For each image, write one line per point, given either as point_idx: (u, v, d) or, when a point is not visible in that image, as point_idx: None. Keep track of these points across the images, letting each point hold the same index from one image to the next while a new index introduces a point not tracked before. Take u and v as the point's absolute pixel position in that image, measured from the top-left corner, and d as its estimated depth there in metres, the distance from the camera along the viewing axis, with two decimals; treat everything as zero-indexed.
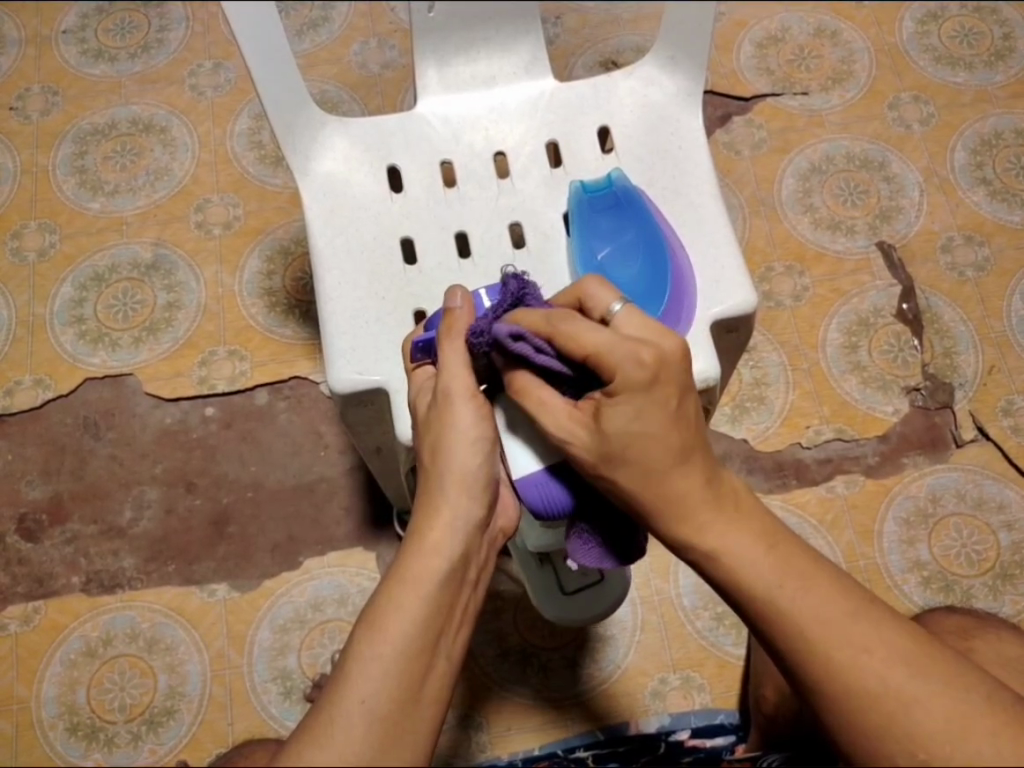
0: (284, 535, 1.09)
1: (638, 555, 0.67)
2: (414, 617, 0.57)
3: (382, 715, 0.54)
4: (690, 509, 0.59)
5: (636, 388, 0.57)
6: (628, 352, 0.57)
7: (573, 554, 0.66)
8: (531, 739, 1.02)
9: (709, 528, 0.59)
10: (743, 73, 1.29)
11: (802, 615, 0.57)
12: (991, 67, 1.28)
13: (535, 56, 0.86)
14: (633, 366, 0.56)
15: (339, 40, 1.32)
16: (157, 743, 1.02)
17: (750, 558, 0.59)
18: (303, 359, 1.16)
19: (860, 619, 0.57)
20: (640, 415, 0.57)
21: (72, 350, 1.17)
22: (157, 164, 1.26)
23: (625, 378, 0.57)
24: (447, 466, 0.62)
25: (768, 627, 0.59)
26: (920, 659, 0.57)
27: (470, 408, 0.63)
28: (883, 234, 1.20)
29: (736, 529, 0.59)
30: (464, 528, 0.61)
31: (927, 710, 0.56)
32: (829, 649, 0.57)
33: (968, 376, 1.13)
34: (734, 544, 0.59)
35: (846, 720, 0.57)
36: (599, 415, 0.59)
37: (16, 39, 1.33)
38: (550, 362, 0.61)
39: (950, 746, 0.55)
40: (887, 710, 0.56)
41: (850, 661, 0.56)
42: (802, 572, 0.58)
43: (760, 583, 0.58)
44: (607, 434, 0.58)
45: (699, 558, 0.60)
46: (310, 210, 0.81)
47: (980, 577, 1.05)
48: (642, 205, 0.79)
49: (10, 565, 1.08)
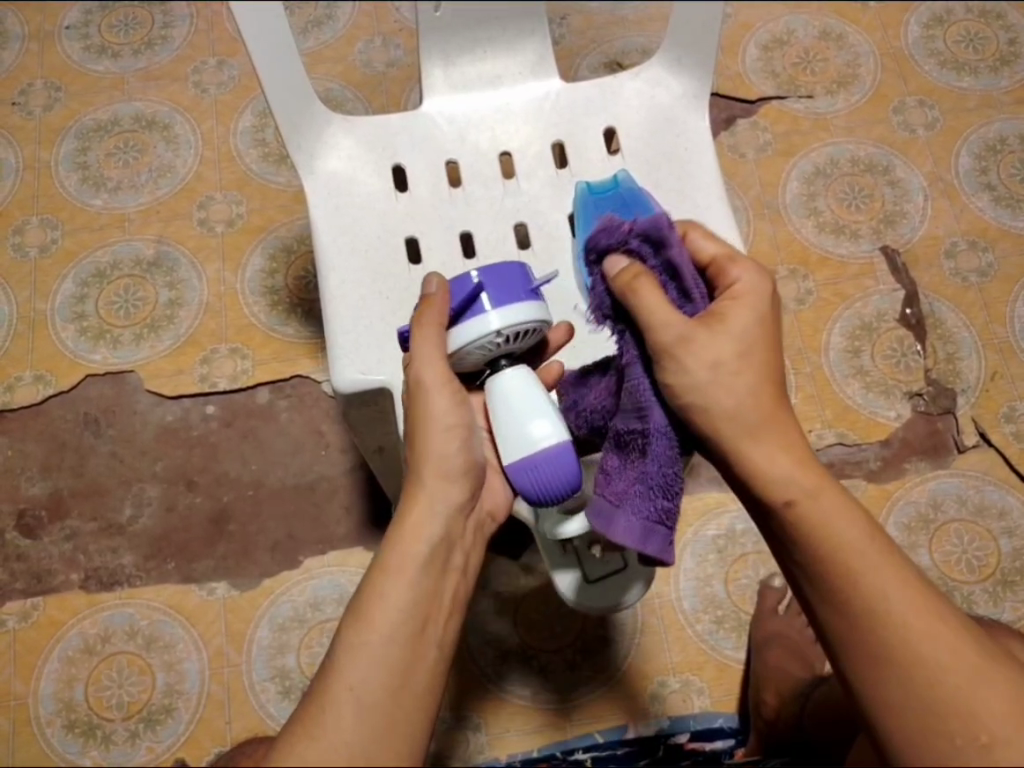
0: (283, 534, 1.09)
1: (674, 554, 0.64)
2: (398, 604, 0.57)
3: (372, 703, 0.54)
4: (787, 458, 0.60)
5: (760, 293, 0.61)
6: (755, 270, 0.62)
7: (613, 529, 0.63)
8: (529, 741, 1.02)
9: (808, 478, 0.60)
10: (748, 76, 1.28)
11: (885, 577, 0.58)
12: (997, 72, 1.28)
13: (541, 57, 0.86)
14: (758, 276, 0.62)
15: (343, 38, 1.31)
16: (155, 741, 1.02)
17: (842, 514, 0.59)
18: (306, 358, 1.15)
19: (929, 596, 0.59)
20: (762, 324, 0.61)
21: (73, 347, 1.17)
22: (161, 162, 1.25)
23: (754, 281, 0.61)
24: (423, 454, 0.62)
25: (847, 586, 0.58)
26: (979, 644, 0.59)
27: (443, 397, 0.62)
28: (887, 239, 1.19)
29: (829, 485, 0.60)
30: (443, 513, 0.61)
31: (988, 690, 0.57)
32: (909, 612, 0.57)
33: (971, 382, 1.13)
34: (828, 501, 0.59)
35: (906, 691, 0.57)
36: (720, 315, 0.60)
37: (20, 34, 1.33)
38: (687, 264, 0.62)
39: (1007, 723, 0.57)
40: (953, 682, 0.57)
41: (926, 630, 0.57)
42: (884, 540, 0.60)
43: (852, 538, 0.59)
44: (734, 330, 0.60)
45: (795, 509, 0.59)
46: (315, 208, 0.81)
47: (982, 584, 1.05)
48: (648, 204, 0.78)
49: (9, 561, 1.08)
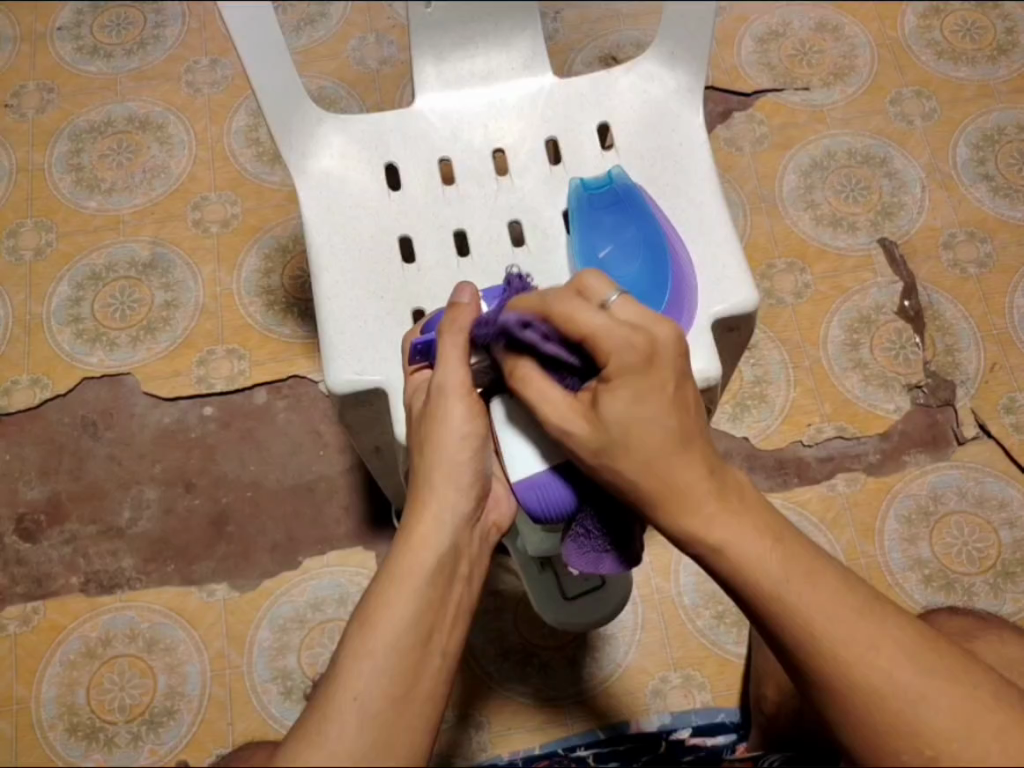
0: (283, 535, 1.09)
1: (629, 567, 0.67)
2: (404, 613, 0.57)
3: (375, 713, 0.53)
4: (693, 503, 0.57)
5: (633, 371, 0.57)
6: (624, 337, 0.57)
7: (566, 557, 0.66)
8: (531, 739, 1.02)
9: (713, 522, 0.57)
10: (744, 69, 1.28)
11: (808, 613, 0.56)
12: (994, 61, 1.27)
13: (534, 53, 0.85)
14: (628, 350, 0.57)
15: (336, 35, 1.31)
16: (158, 744, 1.02)
17: (758, 553, 0.57)
18: (303, 358, 1.15)
19: (864, 615, 0.56)
20: (640, 399, 0.57)
21: (69, 350, 1.17)
22: (154, 162, 1.25)
23: (621, 360, 0.57)
24: (435, 461, 0.62)
25: (769, 620, 0.57)
26: (924, 655, 0.56)
27: (462, 405, 0.63)
28: (885, 231, 1.19)
29: (742, 522, 0.57)
30: (451, 522, 0.61)
31: (933, 707, 0.55)
32: (838, 647, 0.56)
33: (970, 374, 1.12)
34: (740, 539, 0.57)
35: (847, 715, 0.57)
36: (597, 403, 0.59)
37: (11, 35, 1.32)
38: (558, 350, 0.62)
39: (955, 739, 0.55)
40: (893, 706, 0.55)
41: (857, 658, 0.55)
42: (808, 568, 0.57)
43: (767, 579, 0.56)
44: (607, 422, 0.58)
45: (705, 554, 0.58)
46: (307, 208, 0.81)
47: (982, 576, 1.05)
48: (643, 202, 0.79)
49: (9, 566, 1.08)
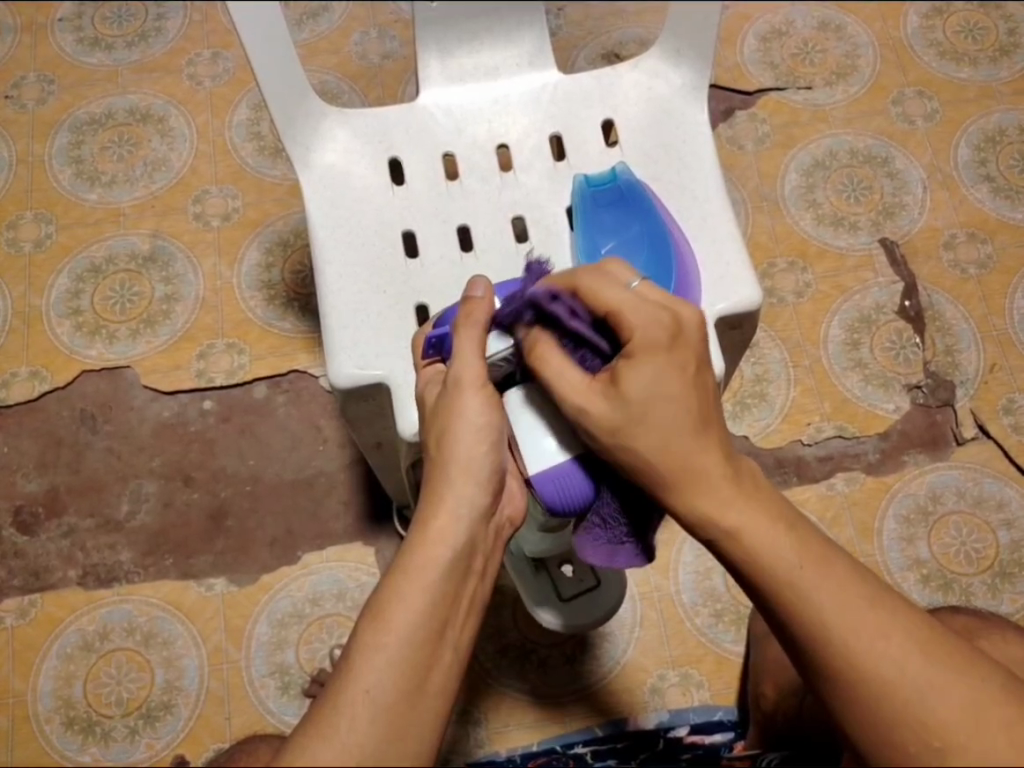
0: (282, 529, 1.08)
1: (646, 558, 0.67)
2: (418, 607, 0.56)
3: (386, 705, 0.53)
4: (709, 484, 0.58)
5: (656, 348, 0.58)
6: (649, 314, 0.59)
7: (581, 550, 0.66)
8: (529, 735, 1.02)
9: (730, 505, 0.58)
10: (746, 68, 1.28)
11: (821, 600, 0.56)
12: (996, 63, 1.27)
13: (539, 48, 0.84)
14: (654, 326, 0.58)
15: (339, 29, 1.30)
16: (155, 738, 1.01)
17: (771, 537, 0.57)
18: (303, 353, 1.15)
19: (875, 606, 0.56)
20: (661, 377, 0.58)
21: (69, 343, 1.16)
22: (155, 155, 1.25)
23: (646, 336, 0.58)
24: (452, 455, 0.62)
25: (781, 609, 0.57)
26: (934, 647, 0.57)
27: (478, 398, 0.63)
28: (886, 231, 1.19)
29: (757, 507, 0.58)
30: (469, 517, 0.60)
31: (941, 698, 0.55)
32: (848, 635, 0.56)
33: (969, 374, 1.13)
34: (756, 525, 0.57)
35: (857, 707, 0.56)
36: (616, 378, 0.59)
37: (11, 26, 1.32)
38: (582, 326, 0.62)
39: (964, 732, 0.55)
40: (902, 696, 0.55)
41: (867, 647, 0.55)
42: (821, 557, 0.57)
43: (780, 562, 0.57)
44: (627, 397, 0.58)
45: (720, 539, 0.58)
46: (310, 202, 0.80)
47: (980, 576, 1.05)
48: (646, 199, 0.79)
49: (6, 558, 1.07)
